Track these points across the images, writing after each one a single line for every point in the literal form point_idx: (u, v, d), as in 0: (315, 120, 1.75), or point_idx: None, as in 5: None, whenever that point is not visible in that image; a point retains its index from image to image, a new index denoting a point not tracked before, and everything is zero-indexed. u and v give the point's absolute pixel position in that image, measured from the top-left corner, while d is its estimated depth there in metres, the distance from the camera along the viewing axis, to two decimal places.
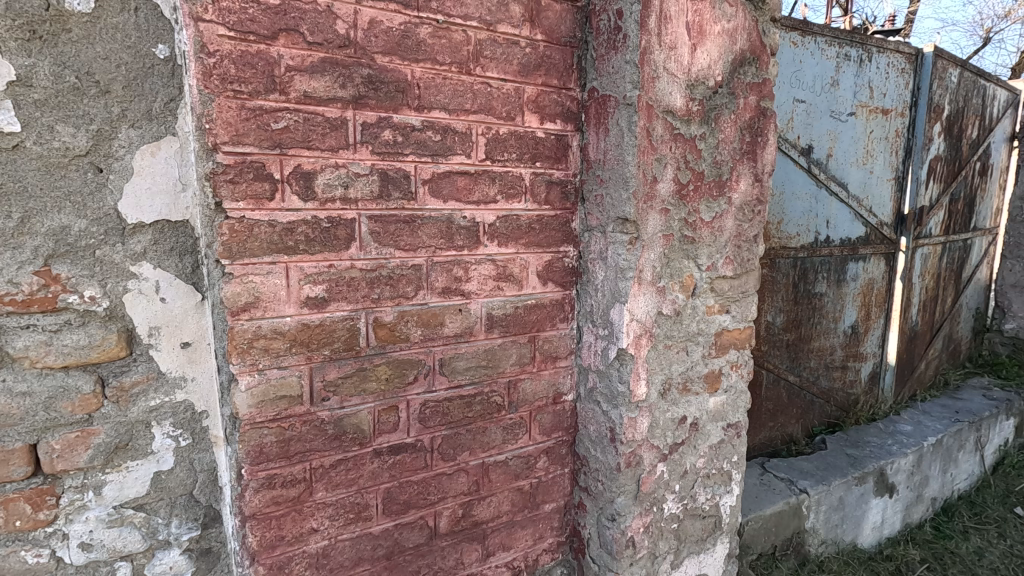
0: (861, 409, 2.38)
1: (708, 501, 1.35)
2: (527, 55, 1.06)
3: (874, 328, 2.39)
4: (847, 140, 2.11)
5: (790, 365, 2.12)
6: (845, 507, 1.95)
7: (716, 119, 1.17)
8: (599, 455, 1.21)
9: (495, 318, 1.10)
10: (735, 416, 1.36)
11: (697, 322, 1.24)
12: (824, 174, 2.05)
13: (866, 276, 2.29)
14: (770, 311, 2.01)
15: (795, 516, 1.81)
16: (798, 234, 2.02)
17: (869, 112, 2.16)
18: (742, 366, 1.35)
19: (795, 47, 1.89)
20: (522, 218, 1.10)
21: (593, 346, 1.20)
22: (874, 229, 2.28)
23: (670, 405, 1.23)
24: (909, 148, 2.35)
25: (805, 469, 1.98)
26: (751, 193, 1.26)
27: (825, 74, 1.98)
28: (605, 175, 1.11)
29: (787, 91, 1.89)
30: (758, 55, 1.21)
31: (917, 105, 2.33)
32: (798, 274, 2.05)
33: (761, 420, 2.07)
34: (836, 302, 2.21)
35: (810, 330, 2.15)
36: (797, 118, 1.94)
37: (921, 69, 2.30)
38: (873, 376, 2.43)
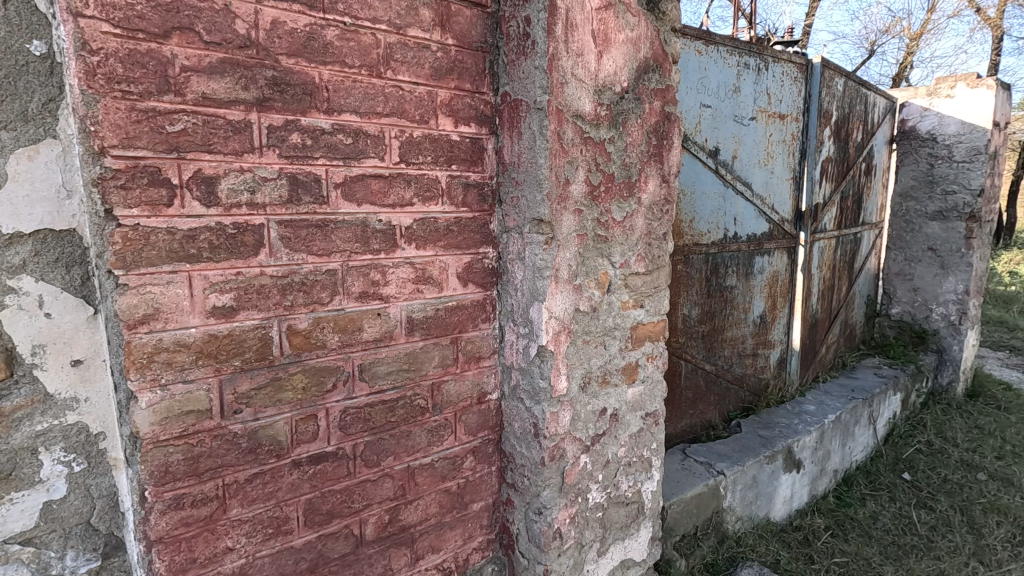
0: (771, 393, 2.56)
1: (631, 488, 1.41)
2: (438, 59, 1.06)
3: (780, 316, 2.57)
4: (749, 143, 2.27)
5: (706, 355, 2.25)
6: (759, 485, 2.10)
7: (624, 124, 1.23)
8: (524, 451, 1.24)
9: (415, 321, 1.10)
10: (652, 405, 1.43)
11: (613, 317, 1.29)
12: (730, 175, 2.19)
13: (771, 269, 2.47)
14: (685, 305, 2.13)
15: (713, 497, 1.92)
16: (708, 232, 2.15)
17: (768, 117, 2.33)
18: (658, 357, 1.43)
19: (699, 56, 2.01)
20: (439, 221, 1.11)
21: (515, 345, 1.22)
22: (777, 225, 2.46)
23: (591, 398, 1.28)
24: (804, 150, 2.56)
25: (722, 452, 2.10)
26: (659, 194, 1.33)
27: (727, 81, 2.12)
28: (520, 178, 1.15)
29: (694, 96, 2.01)
30: (660, 63, 1.28)
31: (808, 111, 2.54)
32: (710, 269, 2.18)
33: (681, 408, 2.18)
34: (745, 294, 2.36)
35: (722, 320, 2.29)
36: (704, 122, 2.06)
37: (811, 78, 2.51)
38: (780, 361, 2.62)
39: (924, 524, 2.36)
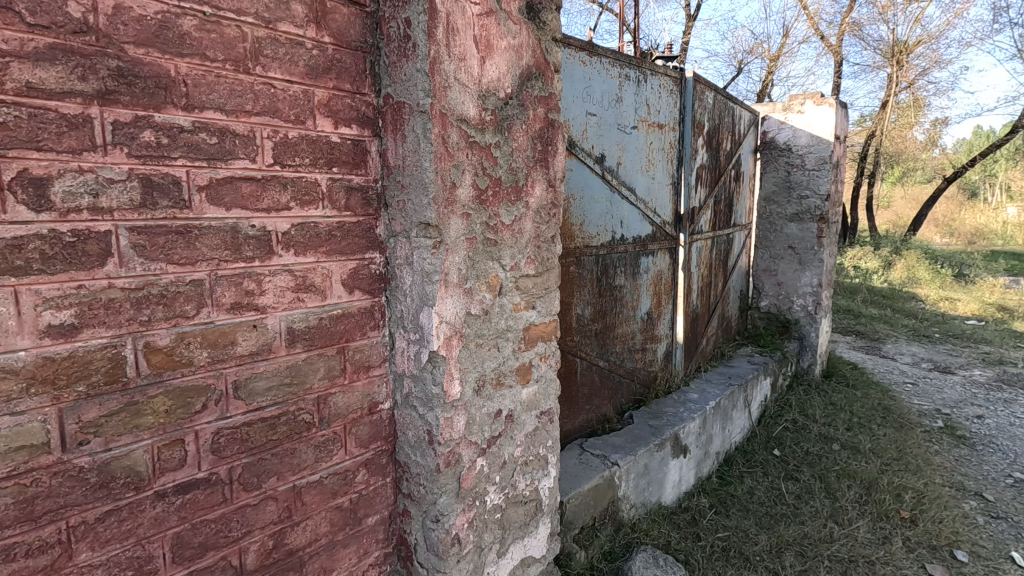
0: (659, 384, 2.73)
1: (528, 486, 1.44)
2: (313, 57, 1.02)
3: (665, 312, 2.75)
4: (632, 150, 2.41)
5: (599, 351, 2.36)
6: (650, 472, 2.22)
7: (509, 129, 1.25)
8: (419, 459, 1.22)
9: (296, 332, 1.04)
10: (547, 403, 1.47)
11: (505, 319, 1.31)
12: (615, 180, 2.31)
13: (655, 268, 2.64)
14: (579, 304, 2.21)
15: (609, 487, 2.01)
16: (598, 234, 2.25)
17: (648, 126, 2.49)
18: (551, 356, 1.47)
19: (584, 66, 2.10)
20: (321, 225, 1.06)
21: (406, 352, 1.20)
22: (659, 227, 2.63)
23: (486, 401, 1.29)
24: (681, 157, 2.76)
25: (617, 443, 2.21)
26: (546, 198, 1.37)
27: (610, 91, 2.24)
28: (405, 181, 1.13)
29: (580, 105, 2.09)
30: (543, 71, 1.32)
31: (683, 121, 2.74)
32: (600, 270, 2.29)
33: (577, 405, 2.26)
34: (633, 292, 2.50)
35: (613, 318, 2.41)
36: (590, 129, 2.16)
37: (684, 91, 2.72)
38: (667, 354, 2.80)
39: (791, 494, 2.63)
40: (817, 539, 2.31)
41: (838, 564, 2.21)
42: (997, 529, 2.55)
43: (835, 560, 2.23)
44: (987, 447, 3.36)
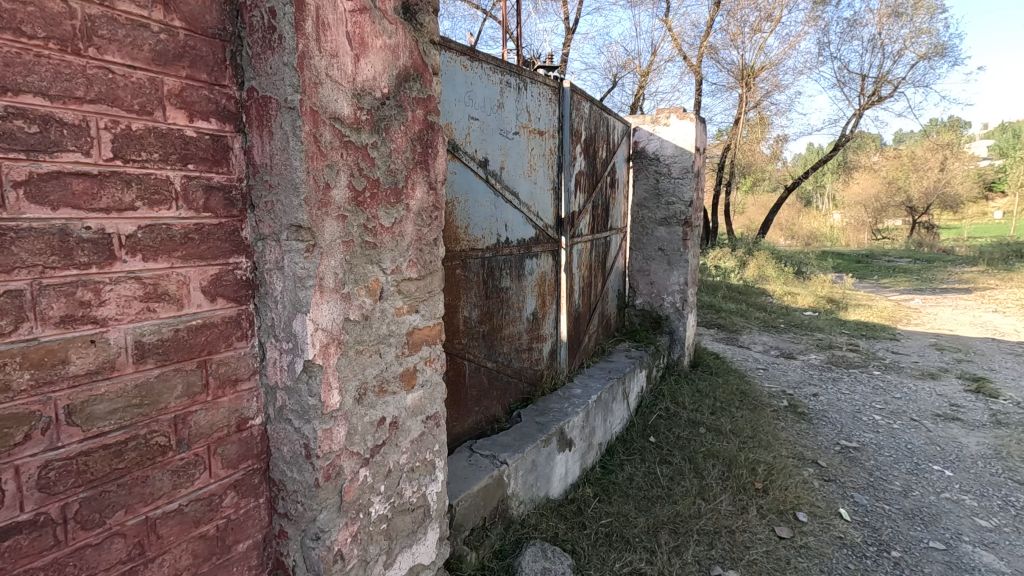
0: (545, 382, 2.82)
1: (415, 493, 1.42)
2: (161, 42, 0.92)
3: (549, 312, 2.86)
4: (515, 155, 2.47)
5: (487, 353, 2.39)
6: (537, 467, 2.29)
7: (387, 129, 1.22)
8: (296, 475, 1.15)
9: (146, 346, 0.94)
10: (433, 407, 1.46)
11: (387, 324, 1.28)
12: (499, 184, 2.35)
13: (539, 270, 2.72)
14: (465, 307, 2.22)
15: (498, 486, 2.04)
16: (483, 237, 2.28)
17: (529, 132, 2.57)
18: (436, 360, 1.46)
19: (466, 70, 2.12)
20: (174, 228, 0.96)
21: (278, 362, 1.13)
22: (542, 230, 2.72)
23: (368, 409, 1.25)
24: (561, 164, 2.88)
25: (505, 442, 2.24)
26: (427, 201, 1.36)
27: (492, 97, 2.28)
28: (273, 181, 1.06)
29: (462, 109, 2.11)
30: (421, 72, 1.31)
31: (562, 129, 2.86)
32: (485, 272, 2.32)
33: (466, 407, 2.27)
34: (518, 293, 2.56)
35: (499, 319, 2.45)
36: (473, 133, 2.18)
37: (562, 100, 2.84)
38: (552, 352, 2.91)
39: (665, 476, 2.85)
40: (687, 516, 2.53)
41: (705, 536, 2.43)
42: (829, 490, 2.96)
43: (702, 533, 2.45)
44: (821, 420, 3.89)
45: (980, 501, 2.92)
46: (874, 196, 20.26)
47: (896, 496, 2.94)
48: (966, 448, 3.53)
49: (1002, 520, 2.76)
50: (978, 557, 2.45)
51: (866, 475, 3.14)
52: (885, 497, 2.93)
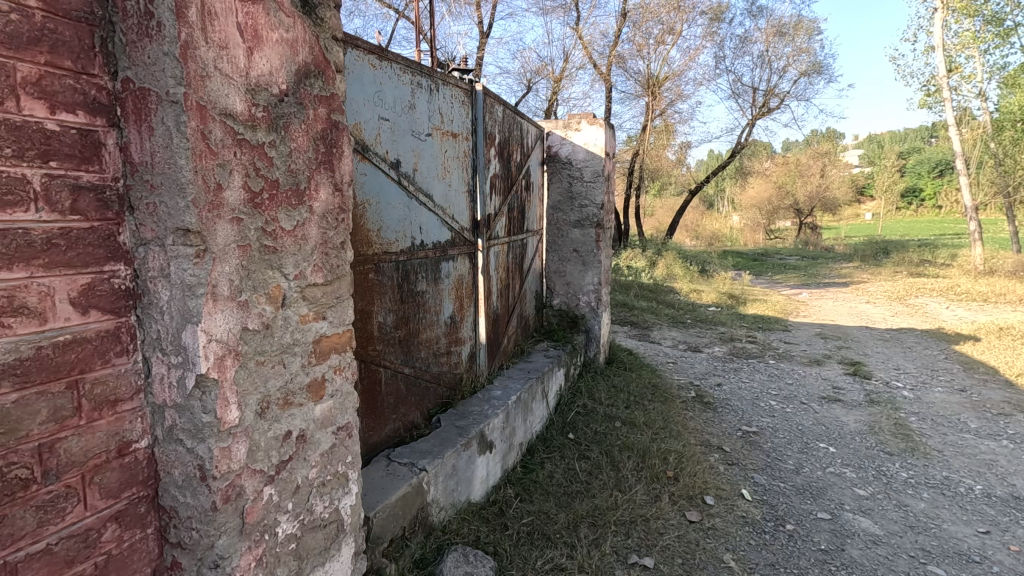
0: (465, 385, 2.80)
1: (327, 508, 1.35)
2: (12, 24, 0.82)
3: (467, 315, 2.84)
4: (428, 157, 2.44)
5: (403, 358, 2.34)
6: (458, 472, 2.27)
7: (286, 128, 1.16)
8: (190, 500, 1.07)
9: (1, 367, 0.82)
10: (344, 417, 1.40)
11: (291, 332, 1.21)
12: (412, 186, 2.31)
13: (456, 272, 2.70)
14: (379, 312, 2.16)
15: (417, 494, 1.99)
16: (396, 240, 2.23)
17: (442, 135, 2.54)
18: (346, 368, 1.40)
19: (374, 69, 2.06)
20: (34, 233, 0.85)
21: (166, 378, 1.04)
22: (457, 233, 2.70)
23: (272, 423, 1.18)
24: (475, 166, 2.88)
25: (425, 448, 2.20)
26: (332, 203, 1.30)
27: (402, 97, 2.23)
28: (155, 181, 0.98)
29: (371, 109, 2.05)
30: (322, 69, 1.25)
31: (475, 132, 2.86)
32: (400, 276, 2.27)
33: (381, 415, 2.21)
34: (435, 297, 2.53)
35: (415, 324, 2.40)
36: (383, 134, 2.13)
37: (475, 103, 2.84)
38: (471, 355, 2.89)
39: (584, 471, 2.92)
40: (605, 508, 2.61)
41: (622, 526, 2.53)
42: (732, 473, 3.18)
43: (619, 523, 2.54)
44: (724, 408, 4.17)
45: (858, 473, 3.25)
46: (766, 200, 22.06)
47: (789, 473, 3.20)
48: (846, 426, 3.93)
49: (876, 488, 3.09)
50: (857, 523, 2.73)
51: (764, 457, 3.40)
52: (780, 475, 3.19)
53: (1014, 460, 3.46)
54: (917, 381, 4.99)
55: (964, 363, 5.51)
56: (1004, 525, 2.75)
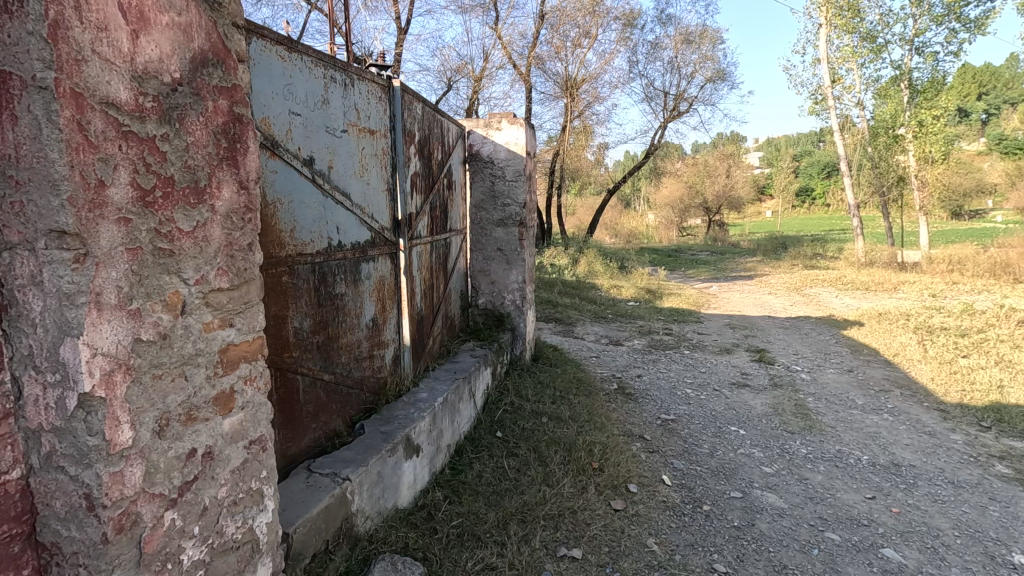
0: (389, 389, 2.72)
1: (239, 529, 1.26)
2: None
3: (390, 317, 2.76)
4: (344, 154, 2.34)
5: (322, 365, 2.23)
6: (383, 479, 2.20)
7: (181, 120, 1.07)
8: (75, 533, 0.96)
9: None
10: (257, 430, 1.31)
11: (193, 342, 1.12)
12: (327, 185, 2.22)
13: (377, 274, 2.62)
14: (295, 317, 2.06)
15: (341, 505, 1.92)
16: (311, 241, 2.13)
17: (359, 131, 2.45)
18: (258, 378, 1.31)
19: (283, 61, 1.95)
20: None
21: (42, 400, 0.94)
22: (377, 233, 2.62)
23: (173, 442, 1.08)
24: (395, 164, 2.80)
25: (348, 457, 2.12)
26: (237, 202, 1.21)
27: (315, 91, 2.13)
28: (22, 177, 0.87)
29: (281, 103, 1.94)
30: (221, 58, 1.16)
31: (393, 129, 2.78)
32: (316, 278, 2.16)
33: (300, 425, 2.10)
34: (355, 299, 2.44)
35: (335, 328, 2.31)
36: (295, 130, 2.02)
37: (392, 99, 2.76)
38: (395, 358, 2.81)
39: (512, 469, 2.94)
40: (533, 504, 2.64)
41: (551, 520, 2.56)
42: (653, 460, 3.32)
43: (548, 518, 2.58)
44: (644, 398, 4.35)
45: (765, 452, 3.50)
46: (679, 199, 23.29)
47: (705, 457, 3.39)
48: (753, 409, 4.22)
49: (780, 465, 3.34)
50: (765, 498, 2.94)
51: (682, 443, 3.58)
52: (696, 459, 3.37)
53: (894, 431, 3.87)
54: (812, 364, 5.46)
55: (851, 346, 6.09)
56: (887, 490, 3.07)
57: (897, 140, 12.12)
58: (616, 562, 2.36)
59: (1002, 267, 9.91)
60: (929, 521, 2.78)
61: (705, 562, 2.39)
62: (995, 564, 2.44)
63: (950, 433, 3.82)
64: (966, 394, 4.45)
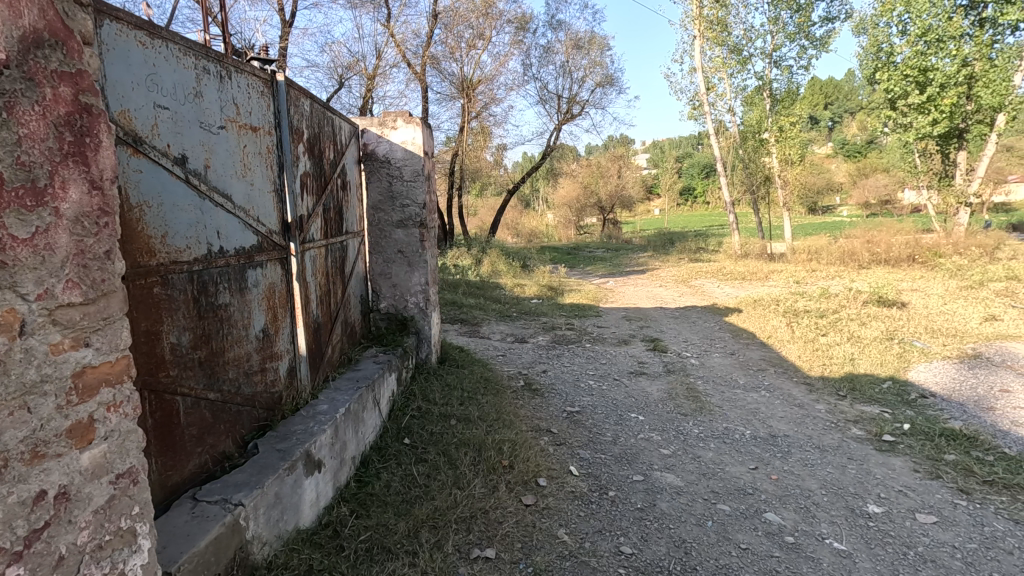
0: (285, 404, 2.54)
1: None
2: None
3: (284, 326, 2.58)
4: (223, 152, 2.15)
5: (207, 383, 2.04)
6: (282, 500, 2.06)
7: (9, 109, 0.92)
8: None
9: None
10: (126, 462, 1.16)
11: (37, 367, 0.97)
12: (204, 186, 2.02)
13: (266, 281, 2.44)
14: (172, 332, 1.86)
15: (234, 533, 1.76)
16: (188, 247, 1.94)
17: (239, 127, 2.26)
18: (124, 403, 1.15)
19: (144, 48, 1.75)
20: None
21: None
22: (265, 237, 2.44)
23: (14, 485, 0.93)
24: (282, 163, 2.62)
25: (240, 480, 1.95)
26: (89, 204, 1.06)
27: (185, 83, 1.94)
28: None
29: (144, 94, 1.74)
30: (62, 38, 1.01)
31: (279, 126, 2.60)
32: (196, 288, 1.97)
33: (181, 451, 1.91)
34: (241, 310, 2.25)
35: (219, 342, 2.11)
36: (162, 125, 1.83)
37: (276, 94, 2.58)
38: (291, 370, 2.64)
39: (421, 475, 2.87)
40: (445, 508, 2.60)
41: (462, 523, 2.54)
42: (561, 452, 3.41)
43: (460, 520, 2.56)
44: (550, 393, 4.46)
45: (662, 435, 3.72)
46: (575, 198, 24.19)
47: (608, 445, 3.54)
48: (650, 395, 4.48)
49: (676, 446, 3.57)
50: (664, 479, 3.12)
51: (587, 433, 3.71)
52: (601, 447, 3.50)
53: (771, 405, 4.28)
54: (700, 350, 5.90)
55: (732, 331, 6.66)
56: (767, 459, 3.39)
57: (763, 143, 13.46)
58: (529, 557, 2.38)
59: (849, 255, 11.35)
60: (802, 483, 3.10)
61: (613, 546, 2.48)
62: (855, 515, 2.77)
63: (816, 404, 4.30)
64: (826, 368, 5.03)
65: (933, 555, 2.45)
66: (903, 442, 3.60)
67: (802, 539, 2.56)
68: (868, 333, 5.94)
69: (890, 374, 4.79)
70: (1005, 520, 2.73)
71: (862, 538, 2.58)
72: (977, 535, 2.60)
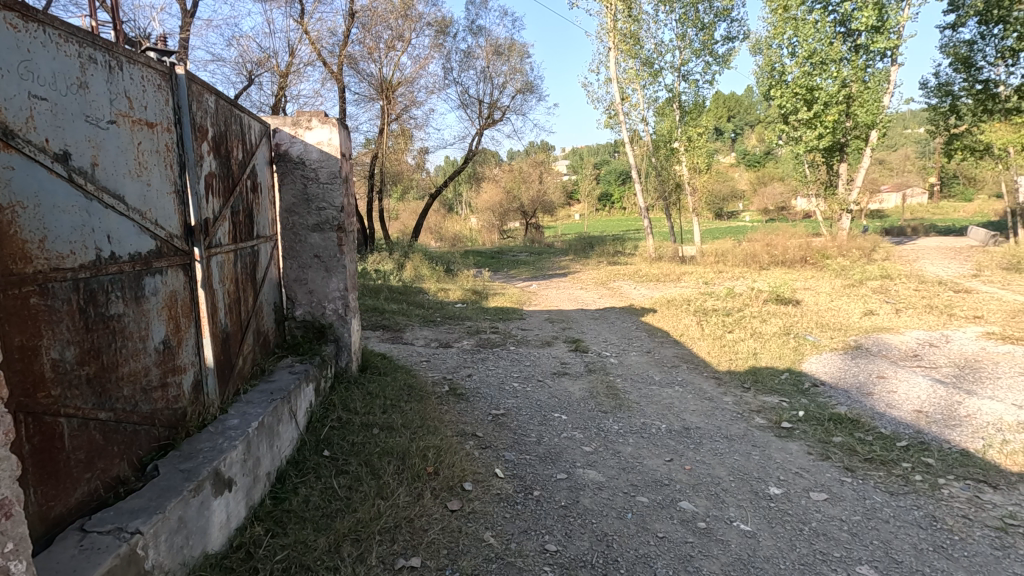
0: (191, 420, 2.36)
1: None
2: None
3: (187, 337, 2.40)
4: (113, 149, 1.97)
5: (96, 402, 1.85)
6: (186, 524, 1.91)
7: None
8: None
9: None
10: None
11: None
12: (91, 185, 1.85)
13: (166, 288, 2.26)
14: (53, 347, 1.68)
15: (130, 564, 1.61)
16: (72, 252, 1.76)
17: (132, 122, 2.08)
18: None
19: (15, 31, 1.57)
20: None
21: None
22: (164, 241, 2.26)
23: None
24: (183, 162, 2.45)
25: (137, 507, 1.79)
26: None
27: (67, 72, 1.76)
28: None
29: (16, 82, 1.56)
30: None
31: (179, 122, 2.43)
32: (83, 298, 1.80)
33: (66, 479, 1.72)
34: (137, 320, 2.07)
35: (111, 356, 1.93)
36: (39, 118, 1.65)
37: (175, 89, 2.41)
38: (196, 384, 2.46)
39: (342, 488, 2.77)
40: (368, 520, 2.52)
41: (386, 534, 2.48)
42: (486, 455, 3.41)
43: (383, 531, 2.49)
44: (475, 397, 4.46)
45: (584, 433, 3.83)
46: (498, 203, 24.36)
47: (533, 445, 3.59)
48: (573, 394, 4.60)
49: (597, 442, 3.68)
50: (586, 475, 3.21)
51: (512, 435, 3.74)
52: (525, 448, 3.55)
53: (684, 399, 4.53)
54: (619, 349, 6.13)
55: (648, 330, 6.98)
56: (680, 451, 3.58)
57: (673, 152, 14.24)
58: (455, 563, 2.36)
59: (751, 257, 12.23)
60: (712, 471, 3.30)
61: (538, 545, 2.52)
62: (759, 498, 2.99)
63: (724, 396, 4.60)
64: (733, 362, 5.40)
65: (825, 529, 2.70)
66: (798, 428, 3.93)
67: (713, 524, 2.73)
68: (768, 329, 6.44)
69: (787, 366, 5.21)
70: (883, 493, 3.05)
71: (764, 518, 2.79)
72: (860, 508, 2.89)
